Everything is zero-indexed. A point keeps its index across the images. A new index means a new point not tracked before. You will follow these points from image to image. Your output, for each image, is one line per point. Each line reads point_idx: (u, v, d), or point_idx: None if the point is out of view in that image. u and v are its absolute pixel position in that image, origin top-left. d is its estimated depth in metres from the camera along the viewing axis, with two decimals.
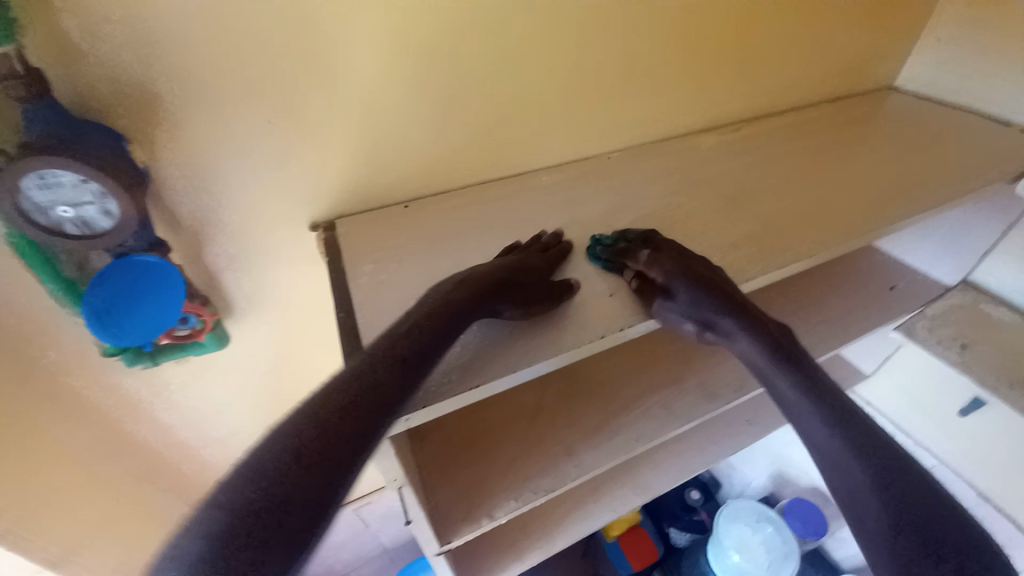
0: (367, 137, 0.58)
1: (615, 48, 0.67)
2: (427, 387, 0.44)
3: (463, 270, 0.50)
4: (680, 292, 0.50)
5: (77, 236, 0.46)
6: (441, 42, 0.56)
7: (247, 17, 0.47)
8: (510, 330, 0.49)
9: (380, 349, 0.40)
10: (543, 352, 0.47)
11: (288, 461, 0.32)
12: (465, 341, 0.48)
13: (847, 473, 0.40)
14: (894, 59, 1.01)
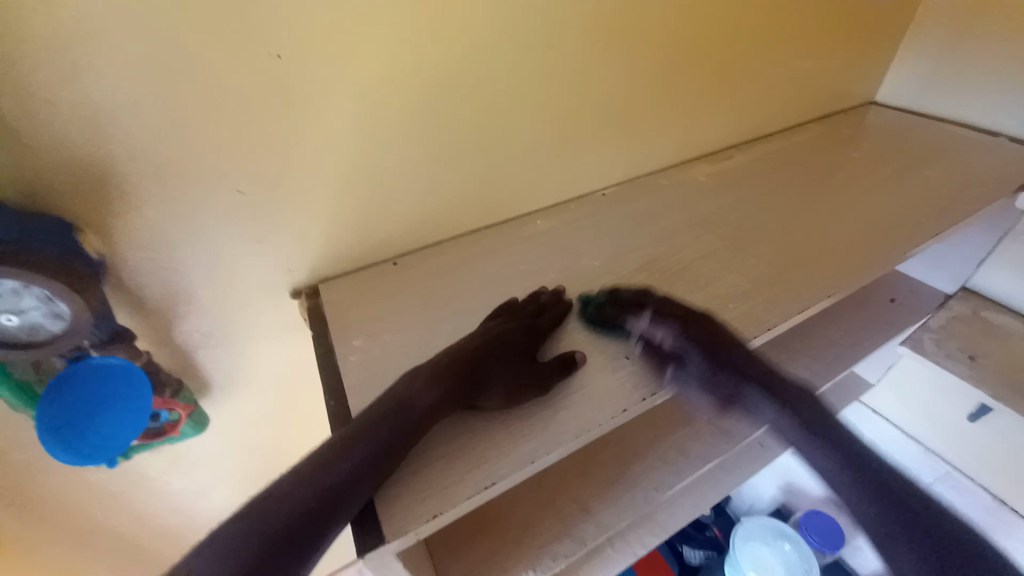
0: (350, 200, 0.55)
1: (603, 88, 0.65)
2: (423, 496, 0.38)
3: (451, 349, 0.46)
4: (692, 361, 0.49)
5: (24, 343, 0.42)
6: (424, 99, 0.53)
7: (214, 90, 0.44)
8: (510, 415, 0.44)
9: (346, 455, 0.37)
10: (549, 442, 0.42)
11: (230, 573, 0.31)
12: (461, 432, 0.43)
13: (869, 517, 0.42)
14: (873, 77, 1.02)
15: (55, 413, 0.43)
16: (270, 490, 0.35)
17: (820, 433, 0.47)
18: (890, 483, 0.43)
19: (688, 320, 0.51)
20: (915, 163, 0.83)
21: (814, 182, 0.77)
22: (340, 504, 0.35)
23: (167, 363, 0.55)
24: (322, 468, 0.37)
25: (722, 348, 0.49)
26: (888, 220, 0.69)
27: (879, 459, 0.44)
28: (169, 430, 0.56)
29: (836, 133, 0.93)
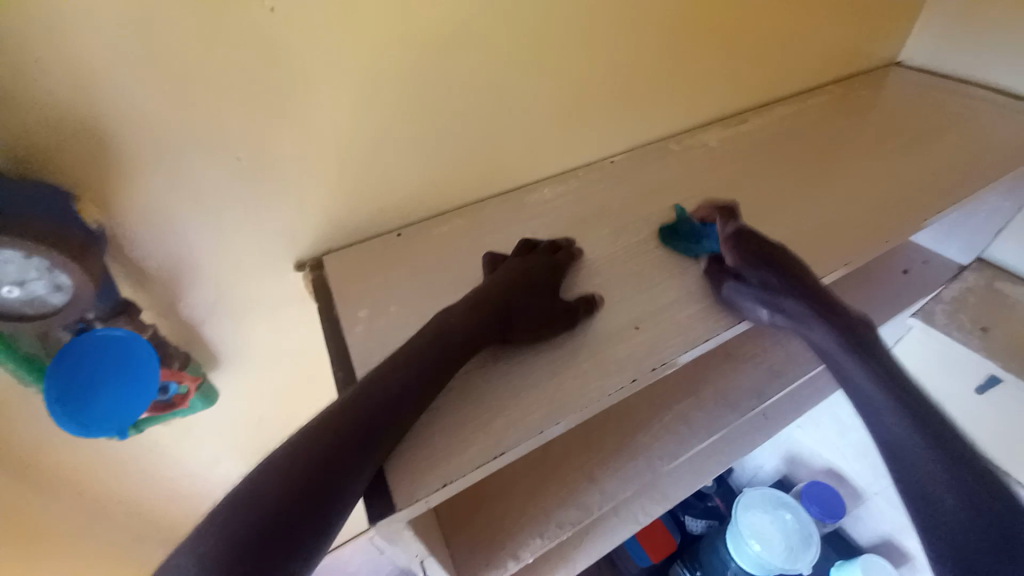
0: (351, 168, 0.53)
1: (613, 48, 0.62)
2: (444, 456, 0.39)
3: (471, 298, 0.47)
4: (748, 274, 0.52)
5: (25, 315, 0.41)
6: (426, 60, 0.51)
7: (207, 51, 0.41)
8: (531, 370, 0.45)
9: (376, 398, 0.38)
10: (571, 400, 0.42)
11: (286, 488, 0.32)
12: (482, 390, 0.43)
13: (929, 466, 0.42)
14: (896, 36, 0.97)
15: (60, 385, 0.42)
16: (315, 420, 0.37)
17: (894, 389, 0.46)
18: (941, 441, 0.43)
19: (776, 263, 0.53)
20: (936, 128, 0.80)
21: (831, 148, 0.75)
22: (374, 436, 0.36)
23: (173, 335, 0.54)
24: (355, 405, 0.38)
25: (786, 272, 0.52)
26: (906, 188, 0.67)
27: (944, 421, 0.44)
28: (178, 402, 0.56)
29: (854, 97, 0.89)
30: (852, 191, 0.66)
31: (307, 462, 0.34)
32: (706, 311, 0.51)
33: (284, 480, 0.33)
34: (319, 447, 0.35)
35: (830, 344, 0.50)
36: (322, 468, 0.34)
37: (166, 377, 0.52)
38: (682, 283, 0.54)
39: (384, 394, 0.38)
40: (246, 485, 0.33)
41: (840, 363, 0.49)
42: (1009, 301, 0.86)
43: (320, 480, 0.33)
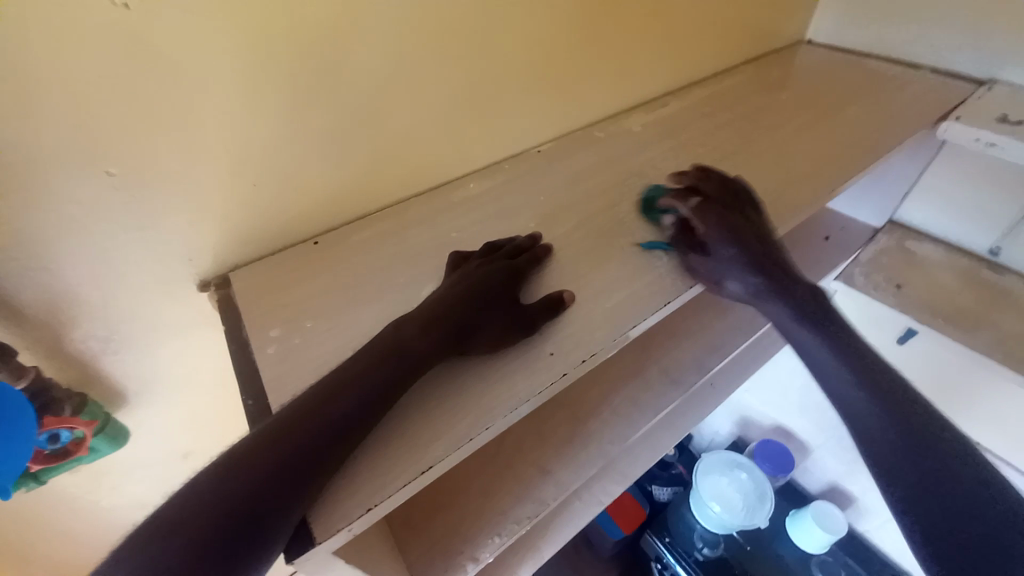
0: (250, 179, 0.49)
1: (523, 35, 0.61)
2: (366, 479, 0.37)
3: (425, 301, 0.46)
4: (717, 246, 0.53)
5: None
6: (321, 59, 0.48)
7: (52, 54, 0.36)
8: (475, 370, 0.44)
9: (320, 408, 0.37)
10: (511, 399, 0.41)
11: (231, 495, 0.32)
12: (421, 397, 0.42)
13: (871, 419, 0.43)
14: (801, 14, 1.02)
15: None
16: (267, 428, 0.36)
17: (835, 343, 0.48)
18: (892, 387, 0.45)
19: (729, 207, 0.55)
20: (841, 101, 0.84)
21: (746, 126, 0.77)
22: (312, 455, 0.35)
23: (62, 376, 0.49)
24: (303, 418, 0.36)
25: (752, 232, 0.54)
26: (816, 159, 0.70)
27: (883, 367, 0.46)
28: (75, 449, 0.51)
29: (767, 74, 0.93)
30: (766, 167, 0.68)
31: (230, 480, 0.33)
32: (633, 298, 0.51)
33: (208, 497, 0.32)
34: (245, 466, 0.33)
35: (785, 318, 0.51)
36: (267, 485, 0.33)
37: (53, 426, 0.47)
38: (609, 269, 0.53)
39: (302, 420, 0.36)
40: (170, 505, 0.32)
41: (794, 333, 0.50)
42: (918, 256, 0.93)
43: (247, 500, 0.32)
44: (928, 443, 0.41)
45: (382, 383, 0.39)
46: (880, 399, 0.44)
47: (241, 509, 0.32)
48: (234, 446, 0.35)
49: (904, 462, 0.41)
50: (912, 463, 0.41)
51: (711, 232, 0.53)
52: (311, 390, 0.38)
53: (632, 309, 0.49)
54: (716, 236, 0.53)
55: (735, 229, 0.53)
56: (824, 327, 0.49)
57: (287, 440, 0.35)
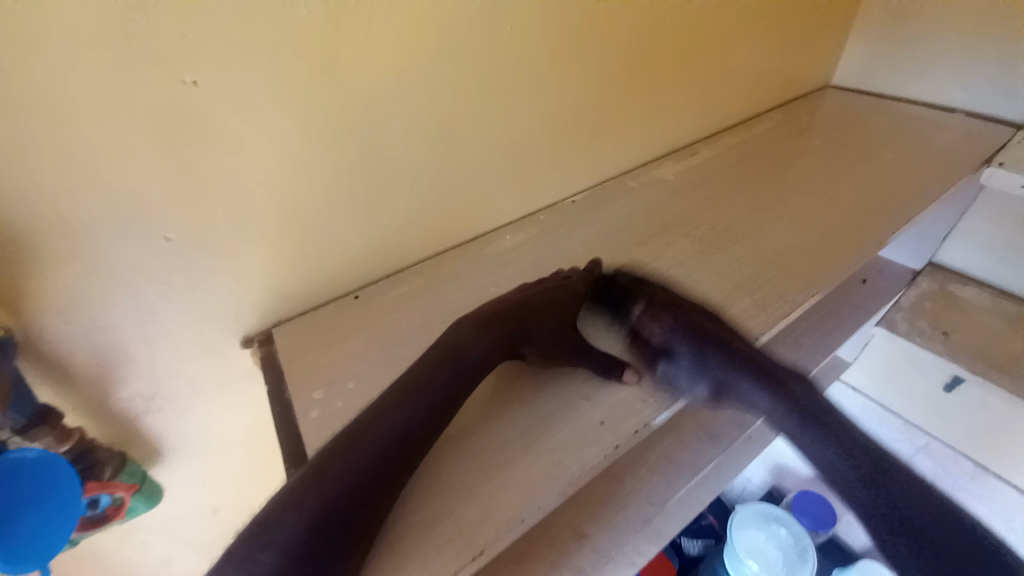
0: (298, 238, 0.50)
1: (559, 93, 0.62)
2: (417, 553, 0.37)
3: (493, 319, 0.45)
4: (680, 353, 0.48)
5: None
6: (372, 126, 0.49)
7: (120, 129, 0.38)
8: (525, 435, 0.43)
9: (381, 454, 0.36)
10: (560, 474, 0.40)
11: (310, 535, 0.32)
12: (471, 464, 0.42)
13: (835, 474, 0.41)
14: (828, 60, 1.03)
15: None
16: (329, 471, 0.35)
17: (784, 408, 0.44)
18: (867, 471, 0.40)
19: (678, 312, 0.51)
20: (875, 149, 0.83)
21: (780, 176, 0.77)
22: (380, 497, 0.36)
23: (104, 434, 0.49)
24: (367, 455, 0.36)
25: (712, 342, 0.48)
26: (855, 213, 0.69)
27: (844, 425, 0.43)
28: (113, 515, 0.50)
29: (795, 120, 0.93)
30: (803, 221, 0.68)
31: (299, 524, 0.33)
32: None
33: (280, 543, 0.32)
34: (304, 500, 0.33)
35: (769, 410, 0.44)
36: (333, 529, 0.33)
37: (96, 491, 0.47)
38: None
39: (343, 467, 0.35)
40: (246, 532, 0.33)
41: (786, 428, 0.44)
42: (961, 303, 0.88)
43: (317, 547, 0.32)
44: (876, 508, 0.39)
45: (427, 428, 0.39)
46: (842, 462, 0.41)
47: (311, 554, 0.32)
48: (297, 476, 0.35)
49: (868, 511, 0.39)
50: (874, 511, 0.39)
51: (657, 311, 0.51)
52: (355, 421, 0.38)
53: (683, 373, 0.48)
54: (659, 316, 0.50)
55: (700, 332, 0.49)
56: (789, 407, 0.44)
57: (326, 495, 0.34)
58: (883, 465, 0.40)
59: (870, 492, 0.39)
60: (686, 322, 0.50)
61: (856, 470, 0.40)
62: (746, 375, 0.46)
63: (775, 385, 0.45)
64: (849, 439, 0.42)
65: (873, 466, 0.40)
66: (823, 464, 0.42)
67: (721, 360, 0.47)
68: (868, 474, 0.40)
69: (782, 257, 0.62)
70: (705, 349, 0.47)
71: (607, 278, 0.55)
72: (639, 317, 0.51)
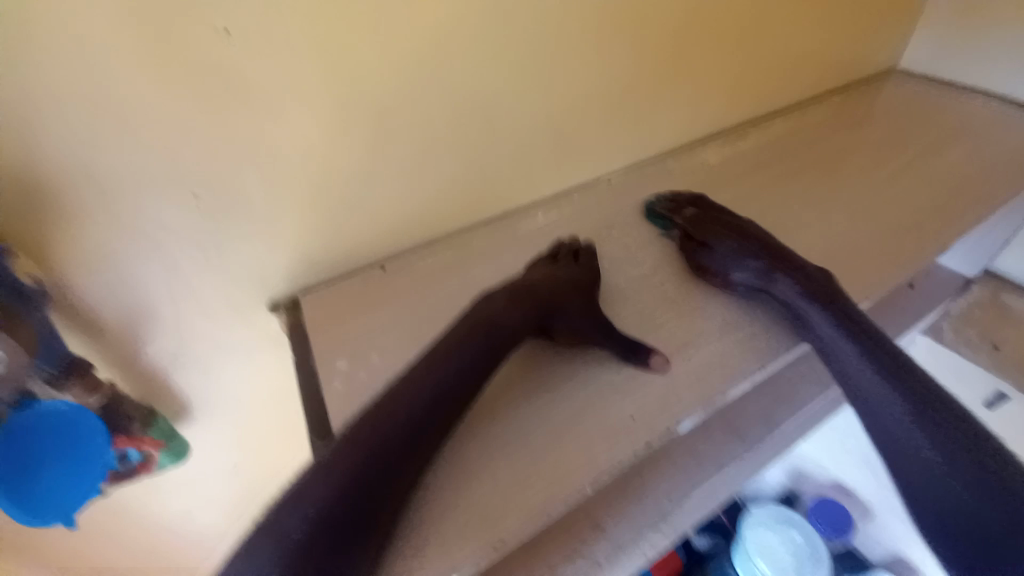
0: (330, 204, 0.49)
1: (606, 66, 0.58)
2: (435, 534, 0.36)
3: (524, 286, 0.45)
4: (778, 282, 0.49)
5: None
6: (411, 92, 0.47)
7: (157, 81, 0.37)
8: (552, 423, 0.42)
9: (407, 429, 0.35)
10: (588, 466, 0.39)
11: (343, 501, 0.32)
12: (496, 450, 0.40)
13: (896, 431, 0.39)
14: (894, 45, 0.95)
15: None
16: (358, 437, 0.34)
17: (864, 347, 0.43)
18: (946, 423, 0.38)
19: (747, 237, 0.53)
20: (940, 142, 0.77)
21: (834, 167, 0.72)
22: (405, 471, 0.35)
23: (133, 388, 0.49)
24: (399, 424, 0.35)
25: (784, 257, 0.51)
26: (917, 211, 0.64)
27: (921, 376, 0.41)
28: (141, 469, 0.51)
29: (853, 108, 0.87)
30: (857, 216, 0.63)
31: (328, 492, 0.32)
32: (722, 361, 0.47)
33: (311, 506, 0.31)
34: (335, 463, 0.33)
35: (802, 305, 0.47)
36: (358, 497, 0.32)
37: (124, 445, 0.48)
38: (695, 325, 0.50)
39: (375, 435, 0.34)
40: (279, 497, 0.32)
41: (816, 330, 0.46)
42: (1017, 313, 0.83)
43: (346, 512, 0.31)
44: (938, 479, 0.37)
45: (448, 409, 0.38)
46: (911, 407, 0.40)
47: (342, 518, 0.31)
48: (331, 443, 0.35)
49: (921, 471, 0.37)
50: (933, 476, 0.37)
51: (716, 232, 0.54)
52: (380, 394, 0.37)
53: (722, 373, 0.46)
54: (717, 234, 0.54)
55: (758, 244, 0.52)
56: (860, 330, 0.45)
57: (359, 460, 0.33)
58: (938, 401, 0.40)
59: (925, 443, 0.38)
60: (745, 240, 0.53)
61: (913, 405, 0.40)
62: (823, 306, 0.47)
63: (837, 312, 0.46)
64: (917, 385, 0.41)
65: (935, 421, 0.39)
66: (880, 400, 0.41)
67: (795, 282, 0.49)
68: (908, 389, 0.40)
69: (835, 252, 0.58)
70: (748, 253, 0.51)
71: (693, 206, 0.59)
72: (687, 216, 0.57)
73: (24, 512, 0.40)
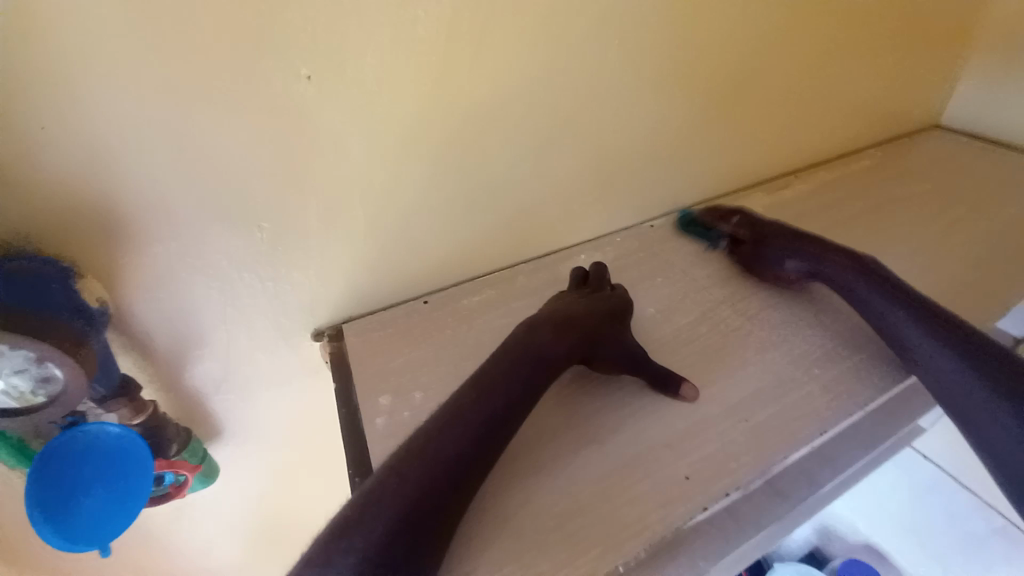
0: (383, 237, 0.50)
1: (658, 114, 0.59)
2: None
3: (558, 312, 0.46)
4: (807, 254, 0.56)
5: (11, 409, 0.37)
6: (469, 134, 0.48)
7: (242, 120, 0.39)
8: (603, 479, 0.41)
9: (460, 469, 0.35)
10: (643, 525, 0.38)
11: (398, 546, 0.31)
12: (546, 501, 0.39)
13: (930, 348, 0.46)
14: (938, 99, 0.95)
15: (33, 493, 0.38)
16: (410, 476, 0.34)
17: (896, 292, 0.50)
18: (970, 338, 0.45)
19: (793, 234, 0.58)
20: (990, 201, 0.76)
21: (883, 221, 0.71)
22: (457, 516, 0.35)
23: (174, 409, 0.50)
24: (451, 465, 0.35)
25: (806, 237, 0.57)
26: (975, 271, 0.62)
27: (935, 307, 0.48)
28: (175, 492, 0.51)
29: (898, 161, 0.86)
30: (911, 275, 0.61)
31: (377, 535, 0.31)
32: (779, 422, 0.45)
33: (361, 548, 0.30)
34: (381, 501, 0.32)
35: (845, 270, 0.54)
36: (412, 541, 0.32)
37: (162, 468, 0.48)
38: (755, 349, 0.52)
39: (432, 477, 0.34)
40: (323, 534, 0.32)
41: (856, 289, 0.52)
42: None
43: (396, 556, 0.31)
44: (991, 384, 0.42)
45: (488, 457, 0.37)
46: (940, 333, 0.46)
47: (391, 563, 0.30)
48: (375, 476, 0.34)
49: (964, 380, 0.43)
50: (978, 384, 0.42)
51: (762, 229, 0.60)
52: (417, 435, 0.36)
53: (781, 436, 0.44)
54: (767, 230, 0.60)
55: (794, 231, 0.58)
56: (890, 281, 0.51)
57: (410, 502, 0.33)
58: (970, 333, 0.45)
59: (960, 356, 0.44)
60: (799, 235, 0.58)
61: (950, 335, 0.45)
62: (849, 268, 0.53)
63: (872, 270, 0.53)
64: (942, 314, 0.47)
65: (961, 337, 0.45)
66: (912, 334, 0.47)
67: (844, 258, 0.54)
68: (945, 327, 0.46)
69: None
70: (796, 244, 0.57)
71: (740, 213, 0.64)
72: (733, 228, 0.63)
73: (59, 537, 0.40)
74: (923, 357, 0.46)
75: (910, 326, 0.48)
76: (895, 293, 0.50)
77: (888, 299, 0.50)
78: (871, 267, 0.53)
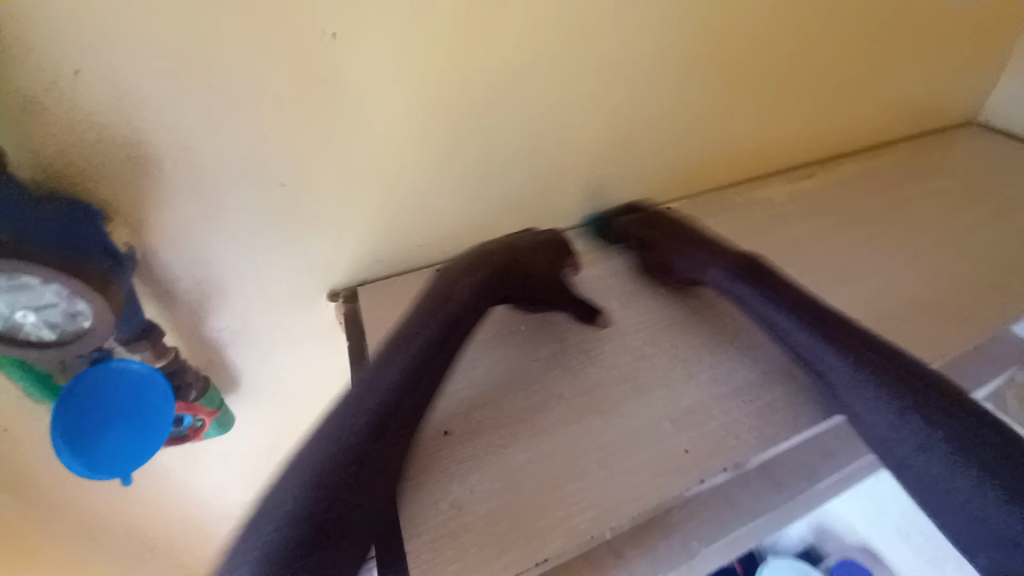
0: (398, 202, 0.50)
1: (681, 94, 0.58)
2: (477, 529, 0.37)
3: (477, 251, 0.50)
4: (743, 293, 0.50)
5: (44, 343, 0.39)
6: (487, 102, 0.48)
7: (265, 77, 0.39)
8: (604, 448, 0.41)
9: (379, 415, 0.37)
10: (641, 492, 0.39)
11: (324, 494, 0.32)
12: (545, 462, 0.40)
13: (892, 424, 0.39)
14: (977, 93, 0.91)
15: (61, 428, 0.41)
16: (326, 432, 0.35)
17: (846, 349, 0.43)
18: (927, 402, 0.39)
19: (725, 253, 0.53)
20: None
21: (907, 217, 0.69)
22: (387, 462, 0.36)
23: (193, 357, 0.52)
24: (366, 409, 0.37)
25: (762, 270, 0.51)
26: (998, 271, 0.61)
27: (892, 362, 0.42)
28: (192, 435, 0.54)
29: (927, 156, 0.83)
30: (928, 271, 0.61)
31: (298, 493, 0.32)
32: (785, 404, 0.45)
33: (284, 507, 0.31)
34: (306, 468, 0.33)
35: (789, 324, 0.47)
36: (340, 486, 0.33)
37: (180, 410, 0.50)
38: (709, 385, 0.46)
39: (352, 431, 0.35)
40: (255, 509, 0.33)
41: (809, 353, 0.45)
42: None
43: (321, 507, 0.32)
44: (952, 460, 0.37)
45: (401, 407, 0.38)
46: (892, 403, 0.40)
47: (317, 515, 0.31)
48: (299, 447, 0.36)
49: (927, 458, 0.37)
50: (940, 463, 0.37)
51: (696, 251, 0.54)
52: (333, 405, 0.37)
53: (780, 418, 0.44)
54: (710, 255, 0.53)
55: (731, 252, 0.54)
56: (824, 331, 0.45)
57: (330, 457, 0.34)
58: (925, 396, 0.40)
59: (922, 428, 0.38)
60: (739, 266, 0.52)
61: (908, 406, 0.39)
62: (786, 313, 0.47)
63: (808, 316, 0.46)
64: (904, 374, 0.41)
65: (914, 400, 0.40)
66: (875, 409, 0.41)
67: (788, 309, 0.47)
68: (900, 393, 0.40)
69: (902, 304, 0.56)
70: (749, 282, 0.50)
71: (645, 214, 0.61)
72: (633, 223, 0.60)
73: (85, 467, 0.42)
74: (881, 433, 0.40)
75: (871, 396, 0.41)
76: (835, 338, 0.44)
77: (857, 374, 0.42)
78: (810, 309, 0.47)
